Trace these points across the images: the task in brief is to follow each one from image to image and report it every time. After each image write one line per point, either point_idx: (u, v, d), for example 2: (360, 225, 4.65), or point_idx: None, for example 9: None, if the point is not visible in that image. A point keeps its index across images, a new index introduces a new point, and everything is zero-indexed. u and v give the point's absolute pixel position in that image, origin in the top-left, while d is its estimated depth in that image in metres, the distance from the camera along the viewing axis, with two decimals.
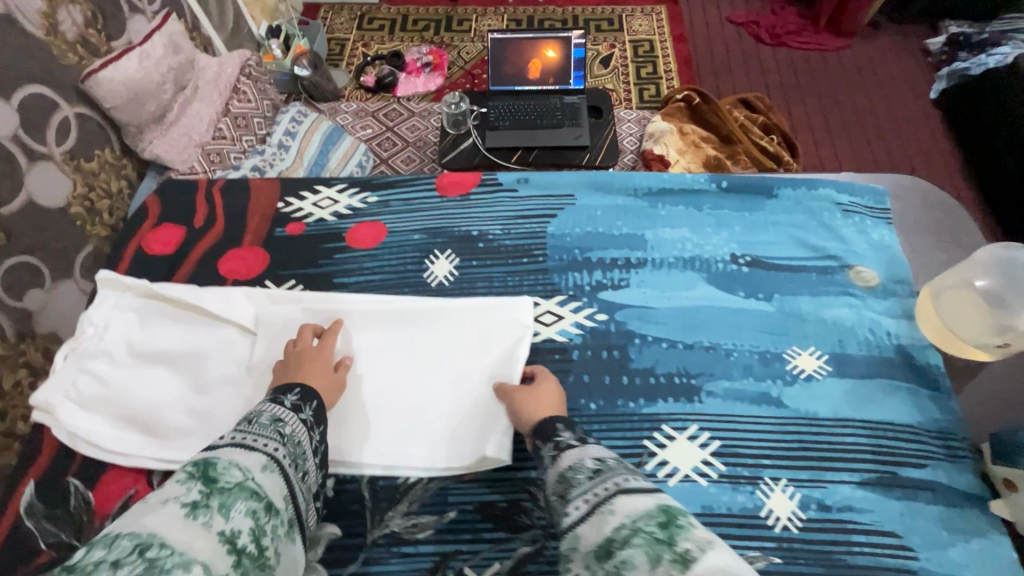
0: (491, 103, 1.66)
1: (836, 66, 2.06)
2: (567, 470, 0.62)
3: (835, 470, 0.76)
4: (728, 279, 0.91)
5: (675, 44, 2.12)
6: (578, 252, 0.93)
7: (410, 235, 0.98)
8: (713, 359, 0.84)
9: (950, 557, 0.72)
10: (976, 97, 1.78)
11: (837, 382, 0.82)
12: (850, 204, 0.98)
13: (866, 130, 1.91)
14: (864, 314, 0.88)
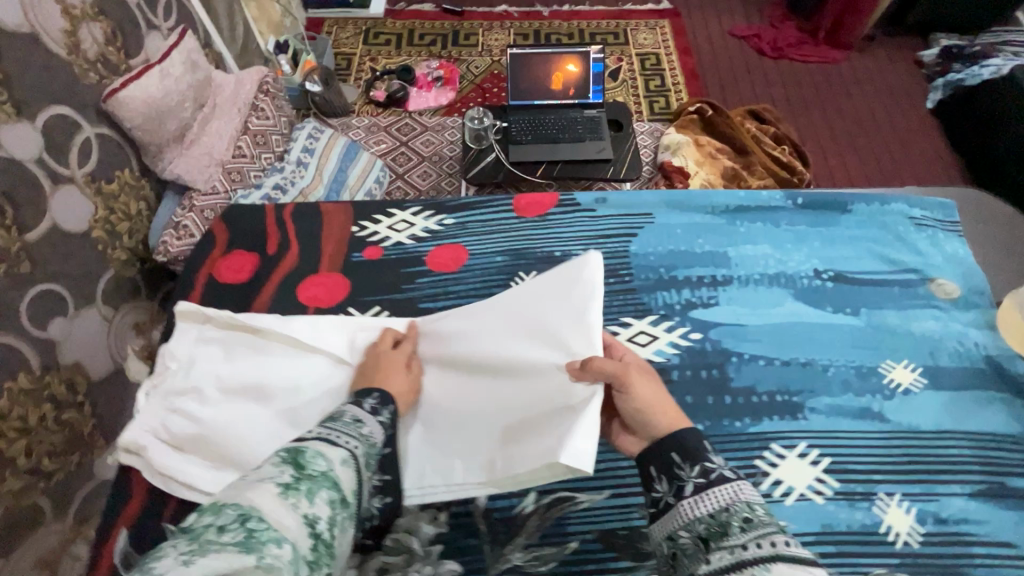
0: (512, 117, 1.66)
1: (837, 77, 2.13)
2: (710, 512, 0.54)
3: (946, 482, 0.72)
4: (813, 293, 0.87)
5: (680, 57, 2.17)
6: (665, 270, 0.87)
7: (494, 258, 0.93)
8: (814, 377, 0.79)
9: None
10: (974, 106, 1.86)
11: (935, 396, 0.79)
12: (922, 217, 0.97)
13: (870, 139, 1.98)
14: (950, 326, 0.86)
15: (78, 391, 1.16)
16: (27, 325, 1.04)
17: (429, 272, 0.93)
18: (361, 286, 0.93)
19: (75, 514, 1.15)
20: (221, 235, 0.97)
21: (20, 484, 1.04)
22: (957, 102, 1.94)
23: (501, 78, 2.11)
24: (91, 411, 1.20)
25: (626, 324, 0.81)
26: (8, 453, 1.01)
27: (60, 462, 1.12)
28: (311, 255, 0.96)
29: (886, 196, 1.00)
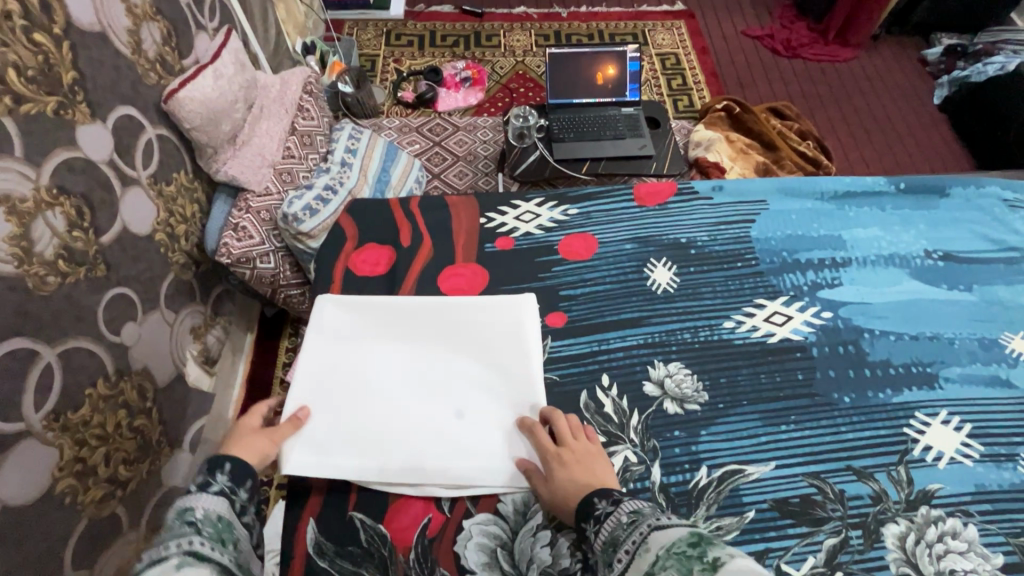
0: (553, 116, 1.69)
1: (849, 76, 2.22)
2: (608, 533, 0.54)
3: None
4: (930, 272, 0.79)
5: (699, 57, 2.23)
6: (789, 253, 0.80)
7: (622, 245, 0.83)
8: (946, 357, 0.72)
9: None
10: (983, 100, 1.96)
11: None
12: (1019, 200, 0.86)
13: (885, 134, 2.06)
14: None
15: (147, 398, 1.14)
16: (104, 329, 1.02)
17: (564, 261, 0.83)
18: (503, 275, 0.82)
19: (147, 522, 1.14)
20: (349, 228, 0.89)
21: (102, 493, 1.01)
22: (965, 95, 2.03)
23: (527, 79, 2.13)
24: (158, 418, 1.17)
25: (760, 306, 0.76)
26: (91, 462, 0.99)
27: (133, 470, 1.10)
28: (447, 247, 0.86)
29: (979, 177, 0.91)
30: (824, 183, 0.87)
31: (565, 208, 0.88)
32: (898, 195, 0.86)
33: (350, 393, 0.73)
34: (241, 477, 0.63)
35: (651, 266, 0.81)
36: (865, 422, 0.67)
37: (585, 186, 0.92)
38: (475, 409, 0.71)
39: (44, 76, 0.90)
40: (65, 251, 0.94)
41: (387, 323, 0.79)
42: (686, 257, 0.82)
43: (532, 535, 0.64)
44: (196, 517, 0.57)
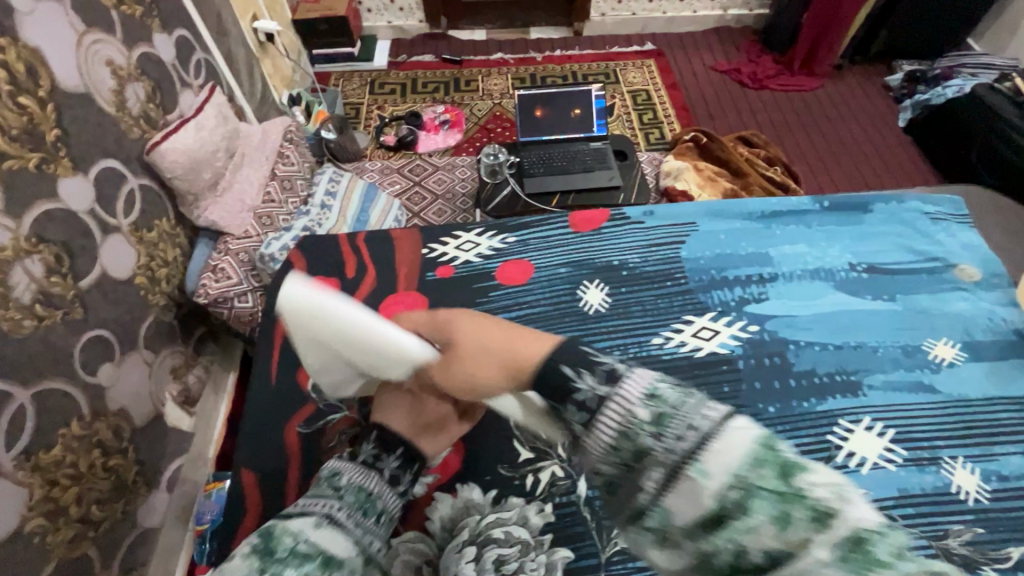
0: (523, 153, 1.76)
1: (815, 103, 2.30)
2: (616, 425, 0.39)
3: (1002, 443, 0.68)
4: (852, 283, 0.82)
5: (669, 92, 2.33)
6: (716, 271, 0.84)
7: (557, 269, 0.86)
8: (869, 366, 0.74)
9: None
10: (944, 121, 2.01)
11: (978, 367, 0.74)
12: (938, 212, 0.91)
13: (853, 157, 2.12)
14: (981, 306, 0.80)
15: (123, 437, 1.16)
16: (80, 370, 1.06)
17: (501, 286, 0.86)
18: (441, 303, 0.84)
19: (120, 563, 1.14)
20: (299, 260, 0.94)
21: (73, 532, 1.03)
22: (928, 118, 2.09)
23: (503, 119, 2.23)
24: (135, 457, 1.19)
25: (689, 321, 0.79)
26: (62, 501, 1.00)
27: (107, 510, 1.11)
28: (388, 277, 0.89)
29: (902, 194, 0.97)
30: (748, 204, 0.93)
31: (504, 237, 0.92)
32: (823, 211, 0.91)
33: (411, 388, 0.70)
34: (390, 445, 0.59)
35: (585, 288, 0.84)
36: (788, 431, 0.69)
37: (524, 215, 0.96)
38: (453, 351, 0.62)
39: (29, 135, 0.98)
40: (43, 295, 0.99)
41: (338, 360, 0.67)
42: (619, 279, 0.85)
43: (458, 551, 0.68)
44: (340, 483, 0.56)
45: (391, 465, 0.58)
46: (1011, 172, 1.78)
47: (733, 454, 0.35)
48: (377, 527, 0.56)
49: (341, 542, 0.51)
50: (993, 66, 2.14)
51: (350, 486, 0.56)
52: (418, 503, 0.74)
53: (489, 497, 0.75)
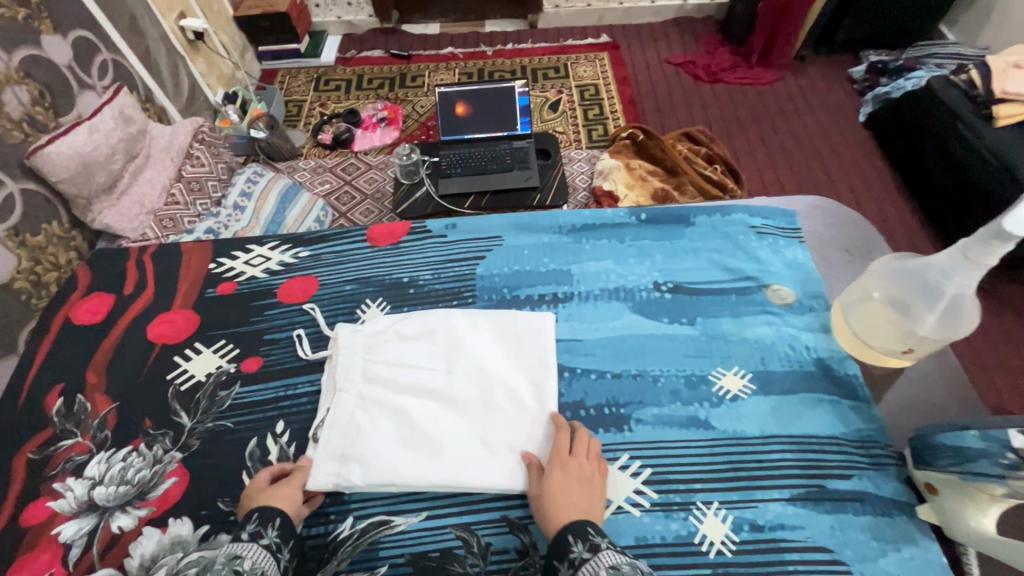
0: (442, 152, 1.71)
1: (771, 97, 2.19)
2: None
3: (764, 488, 0.73)
4: (651, 305, 0.91)
5: (619, 86, 2.24)
6: (506, 290, 0.93)
7: (342, 286, 0.96)
8: (648, 391, 0.82)
9: (882, 568, 0.68)
10: (899, 117, 1.89)
11: (762, 401, 0.80)
12: (763, 226, 1.00)
13: (806, 155, 2.01)
14: (783, 331, 0.87)
15: None
16: None
17: (279, 304, 0.95)
18: (212, 321, 0.94)
19: None
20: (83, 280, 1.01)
21: None
22: (885, 113, 1.97)
23: None
24: None
25: None
26: None
27: None
28: (166, 295, 0.98)
29: (734, 206, 1.05)
30: (563, 223, 1.02)
31: (296, 251, 1.02)
32: (638, 226, 1.01)
33: (387, 380, 0.82)
34: (287, 536, 0.66)
35: (366, 307, 0.93)
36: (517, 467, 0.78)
37: (320, 229, 1.05)
38: (482, 356, 0.83)
39: None
40: None
41: (411, 442, 0.76)
42: (405, 296, 0.94)
43: None
44: (242, 566, 0.58)
45: (285, 558, 0.64)
46: (961, 176, 1.65)
47: None
48: None
49: None
50: (963, 56, 1.99)
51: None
52: (124, 538, 0.73)
53: (199, 532, 0.73)
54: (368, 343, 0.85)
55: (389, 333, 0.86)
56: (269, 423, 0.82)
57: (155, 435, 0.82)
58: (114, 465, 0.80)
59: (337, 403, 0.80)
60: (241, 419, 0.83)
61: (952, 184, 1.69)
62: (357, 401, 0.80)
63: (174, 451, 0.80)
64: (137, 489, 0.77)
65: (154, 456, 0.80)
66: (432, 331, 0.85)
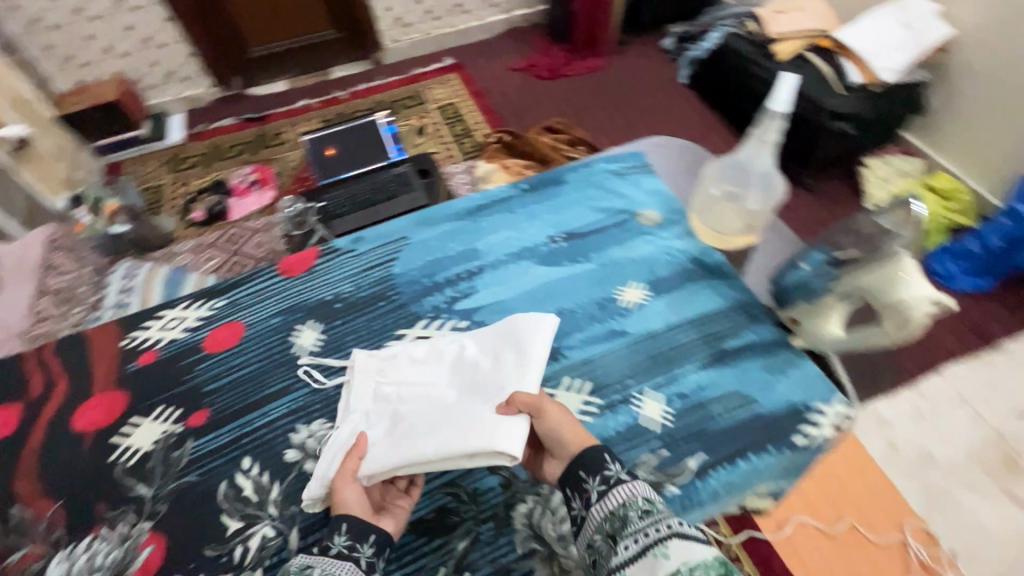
0: (327, 196, 1.72)
1: (607, 80, 2.47)
2: (617, 507, 0.66)
3: (681, 366, 0.88)
4: (551, 254, 1.03)
5: (475, 100, 2.40)
6: (424, 279, 1.01)
7: (266, 320, 0.99)
8: (558, 329, 0.92)
9: (780, 392, 0.85)
10: (710, 72, 2.23)
11: (660, 301, 0.95)
12: (621, 167, 1.16)
13: (648, 121, 2.29)
14: (660, 243, 1.03)
15: None
16: None
17: (208, 355, 0.96)
18: (140, 392, 0.93)
19: None
20: None
21: None
22: (701, 72, 2.30)
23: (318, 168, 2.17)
24: None
25: (401, 334, 0.95)
26: None
27: None
28: (83, 384, 0.95)
29: (596, 157, 1.20)
30: (459, 208, 1.11)
31: (208, 304, 1.03)
32: (523, 194, 1.13)
33: (394, 392, 0.87)
34: (362, 533, 0.72)
35: (297, 332, 0.97)
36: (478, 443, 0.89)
37: (227, 277, 1.07)
38: (478, 358, 0.87)
39: None
40: None
41: (398, 438, 0.81)
42: (331, 312, 1.00)
43: None
44: None
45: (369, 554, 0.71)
46: None
47: (686, 546, 0.58)
48: None
49: None
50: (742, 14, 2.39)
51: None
52: None
53: None
54: (384, 364, 0.90)
55: (402, 355, 0.91)
56: (233, 462, 0.85)
57: (114, 516, 0.82)
58: (78, 558, 0.79)
59: (348, 418, 0.86)
60: (203, 470, 0.85)
61: None
62: (367, 415, 0.86)
63: (142, 522, 0.81)
64: (113, 569, 0.77)
65: (120, 535, 0.80)
66: (438, 351, 0.90)
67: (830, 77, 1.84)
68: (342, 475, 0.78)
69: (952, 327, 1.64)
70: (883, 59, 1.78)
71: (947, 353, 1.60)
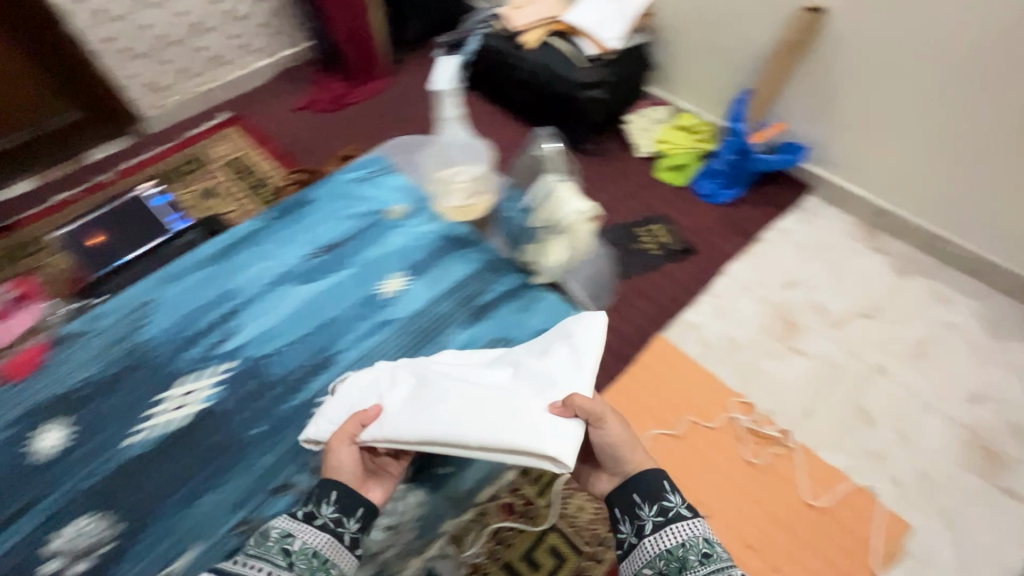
0: (104, 288, 1.55)
1: (392, 98, 2.53)
2: (674, 546, 0.89)
3: (432, 331, 1.32)
4: (311, 270, 1.41)
5: (262, 147, 2.31)
6: (197, 325, 1.33)
7: (36, 416, 1.23)
8: (331, 327, 1.32)
9: (502, 317, 1.34)
10: (478, 69, 2.38)
11: (404, 287, 1.38)
12: (352, 179, 1.58)
13: (440, 128, 2.40)
14: (399, 237, 1.47)
15: None
16: None
17: None
18: None
19: None
20: None
21: None
22: (472, 71, 2.43)
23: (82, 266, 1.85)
24: None
25: (185, 383, 1.25)
26: None
27: None
28: None
29: (335, 175, 1.59)
30: (220, 252, 1.44)
31: None
32: (271, 227, 1.50)
33: (450, 379, 1.11)
34: (342, 506, 0.97)
35: (47, 432, 1.21)
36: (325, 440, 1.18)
37: None
38: (532, 363, 1.13)
39: None
40: None
41: (455, 409, 1.03)
42: (95, 391, 1.26)
43: None
44: (291, 546, 0.90)
45: (349, 527, 0.97)
46: (536, 91, 2.21)
47: None
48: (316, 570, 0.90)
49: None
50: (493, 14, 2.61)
51: (302, 552, 0.91)
52: None
53: None
54: (445, 365, 1.15)
55: (464, 364, 1.17)
56: (29, 554, 1.08)
57: None
58: None
59: (411, 395, 1.09)
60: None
61: (533, 99, 2.24)
62: (428, 390, 1.08)
63: None
64: None
65: None
66: (496, 361, 1.17)
67: (574, 53, 2.09)
68: (345, 434, 1.04)
69: (726, 232, 1.96)
70: (606, 30, 2.05)
71: (727, 255, 1.90)
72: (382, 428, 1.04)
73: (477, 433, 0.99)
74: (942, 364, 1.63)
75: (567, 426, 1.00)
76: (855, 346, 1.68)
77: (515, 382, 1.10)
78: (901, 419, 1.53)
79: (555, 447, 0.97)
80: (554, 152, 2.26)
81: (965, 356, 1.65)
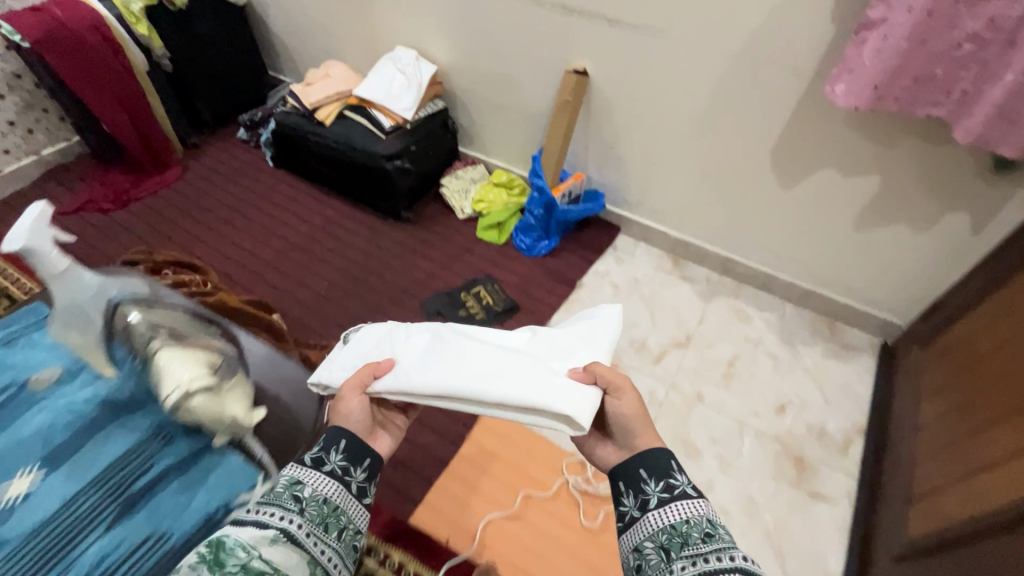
0: None
1: (187, 187, 2.30)
2: (673, 524, 0.75)
3: (77, 544, 0.89)
4: None
5: (18, 264, 1.96)
6: None
7: None
8: None
9: (191, 508, 0.96)
10: (283, 150, 2.28)
11: (52, 478, 0.95)
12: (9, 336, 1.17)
13: (247, 213, 2.20)
14: (55, 408, 1.04)
15: None
16: None
17: None
18: None
19: None
20: None
21: None
22: (278, 151, 2.31)
23: None
24: None
25: None
26: None
27: None
28: None
29: None
30: None
31: None
32: None
33: (471, 341, 1.00)
34: (351, 457, 0.86)
35: None
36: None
37: None
38: (553, 331, 1.03)
39: None
40: None
41: (468, 364, 0.94)
42: None
43: None
44: (302, 494, 0.79)
45: (357, 479, 0.85)
46: (340, 165, 2.13)
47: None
48: (331, 541, 0.77)
49: (287, 557, 0.71)
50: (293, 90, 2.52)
51: (312, 500, 0.79)
52: None
53: None
54: (466, 332, 1.04)
55: (484, 331, 1.05)
56: None
57: None
58: None
59: (425, 352, 0.99)
60: None
61: (340, 175, 2.16)
62: (441, 352, 0.98)
63: None
64: None
65: None
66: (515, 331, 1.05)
67: (371, 125, 2.06)
68: (354, 385, 0.94)
69: (547, 284, 1.99)
70: (397, 103, 2.03)
71: (550, 307, 1.92)
72: (388, 382, 0.95)
73: (488, 388, 0.90)
74: (748, 381, 1.74)
75: (581, 382, 0.90)
76: (672, 379, 1.74)
77: (538, 347, 0.99)
78: (720, 444, 1.59)
79: (571, 407, 0.86)
80: (372, 223, 2.17)
81: (766, 369, 1.77)
